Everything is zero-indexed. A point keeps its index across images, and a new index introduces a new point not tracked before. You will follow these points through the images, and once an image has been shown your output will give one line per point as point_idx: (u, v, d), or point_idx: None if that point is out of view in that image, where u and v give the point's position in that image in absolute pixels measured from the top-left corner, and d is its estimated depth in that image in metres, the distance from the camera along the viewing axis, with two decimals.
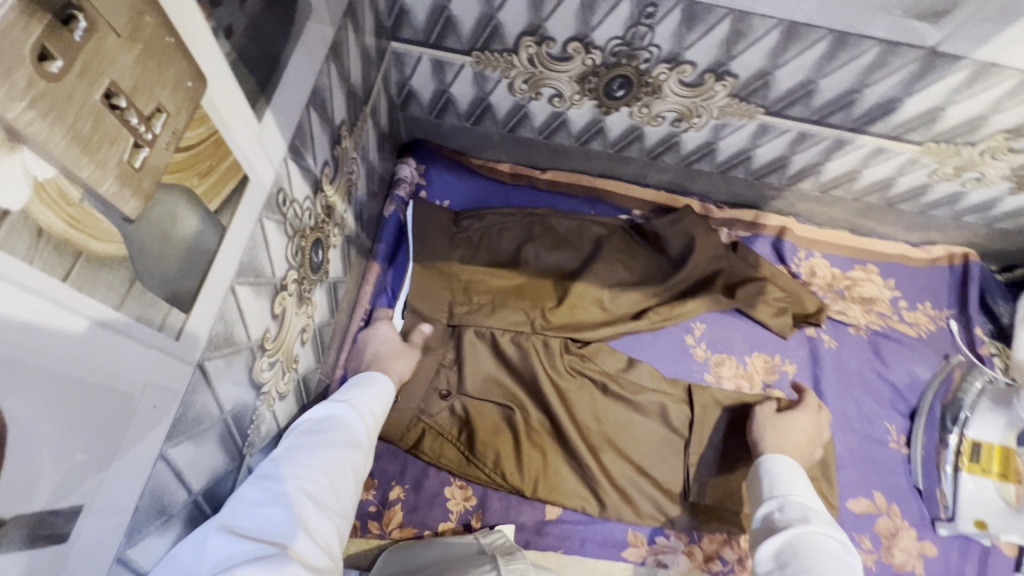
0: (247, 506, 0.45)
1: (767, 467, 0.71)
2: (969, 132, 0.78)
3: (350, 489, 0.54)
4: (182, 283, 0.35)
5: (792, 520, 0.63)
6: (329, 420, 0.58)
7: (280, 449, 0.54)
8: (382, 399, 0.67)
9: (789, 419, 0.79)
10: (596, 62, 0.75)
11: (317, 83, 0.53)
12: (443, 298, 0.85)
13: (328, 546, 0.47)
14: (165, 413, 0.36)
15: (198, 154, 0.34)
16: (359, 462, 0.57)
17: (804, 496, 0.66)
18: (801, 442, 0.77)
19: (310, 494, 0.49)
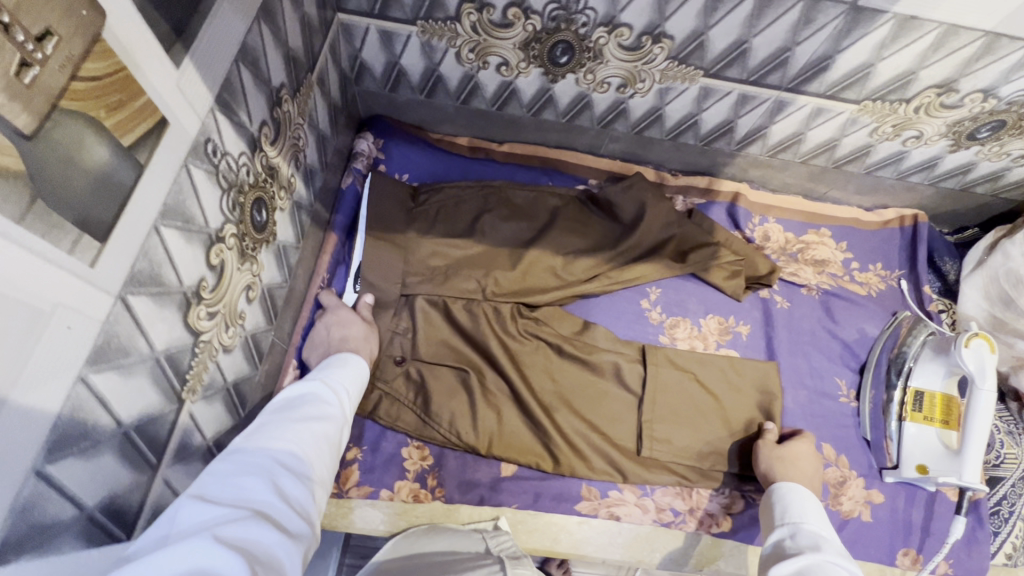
0: (221, 476, 0.48)
1: (780, 497, 0.73)
2: (901, 89, 0.80)
3: (325, 460, 0.58)
4: (93, 210, 0.37)
5: (801, 545, 0.64)
6: (303, 398, 0.62)
7: (254, 426, 0.57)
8: (356, 382, 0.71)
9: (789, 449, 0.80)
10: (537, 27, 0.77)
11: (247, 41, 0.54)
12: (397, 269, 0.85)
13: (304, 512, 0.50)
14: (82, 337, 0.38)
15: (103, 86, 0.36)
16: (333, 436, 0.61)
17: (817, 524, 0.67)
18: (809, 472, 0.79)
19: (283, 463, 0.52)
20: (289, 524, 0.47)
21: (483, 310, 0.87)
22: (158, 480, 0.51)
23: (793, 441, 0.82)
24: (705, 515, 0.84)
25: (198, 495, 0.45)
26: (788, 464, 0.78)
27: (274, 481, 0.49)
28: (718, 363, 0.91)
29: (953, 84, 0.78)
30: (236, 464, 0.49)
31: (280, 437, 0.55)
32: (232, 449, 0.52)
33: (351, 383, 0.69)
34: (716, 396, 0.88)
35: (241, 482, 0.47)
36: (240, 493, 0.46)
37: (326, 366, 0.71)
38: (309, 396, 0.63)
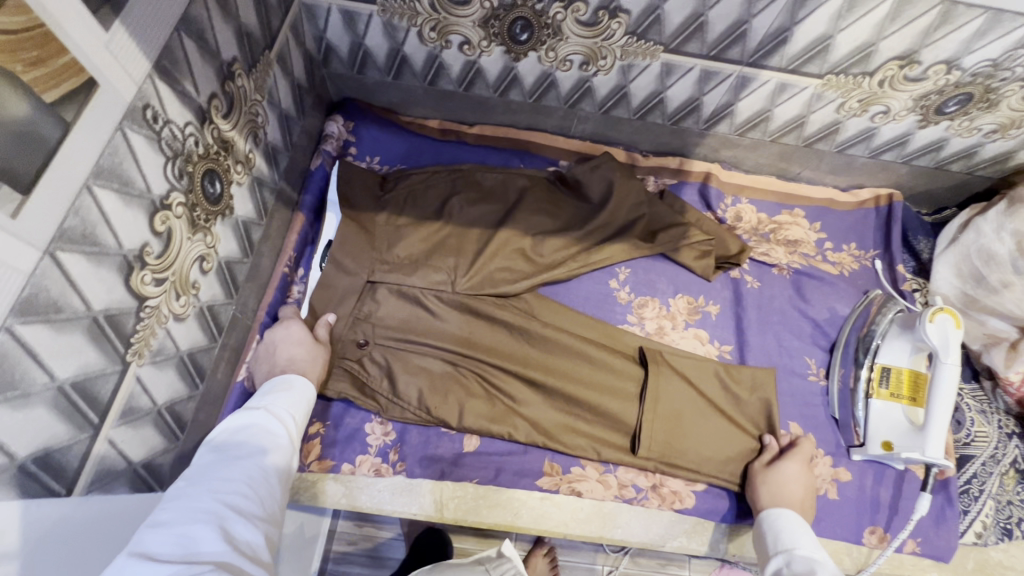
0: (167, 530, 0.48)
1: (770, 523, 0.74)
2: (863, 61, 0.79)
3: (275, 494, 0.59)
4: (13, 162, 0.38)
5: (798, 573, 0.65)
6: (247, 431, 0.62)
7: (195, 469, 0.56)
8: (303, 403, 0.71)
9: (784, 474, 0.79)
10: (494, 4, 0.78)
11: (189, 12, 0.55)
12: (366, 255, 0.85)
13: (259, 550, 0.52)
14: (5, 286, 0.39)
15: (18, 40, 0.37)
16: (281, 467, 0.62)
17: (809, 548, 0.69)
18: (805, 499, 0.78)
19: (234, 506, 0.53)
20: (246, 566, 0.49)
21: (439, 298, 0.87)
22: (102, 440, 0.52)
23: (791, 462, 0.80)
24: (669, 492, 0.83)
25: (142, 554, 0.45)
26: (778, 490, 0.78)
27: (224, 527, 0.50)
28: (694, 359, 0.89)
29: (915, 55, 0.77)
30: (181, 516, 0.50)
31: (226, 480, 0.55)
32: (175, 498, 0.52)
33: (298, 404, 0.69)
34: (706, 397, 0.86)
35: (188, 534, 0.48)
36: (189, 547, 0.47)
37: (269, 390, 0.70)
38: (254, 427, 0.63)
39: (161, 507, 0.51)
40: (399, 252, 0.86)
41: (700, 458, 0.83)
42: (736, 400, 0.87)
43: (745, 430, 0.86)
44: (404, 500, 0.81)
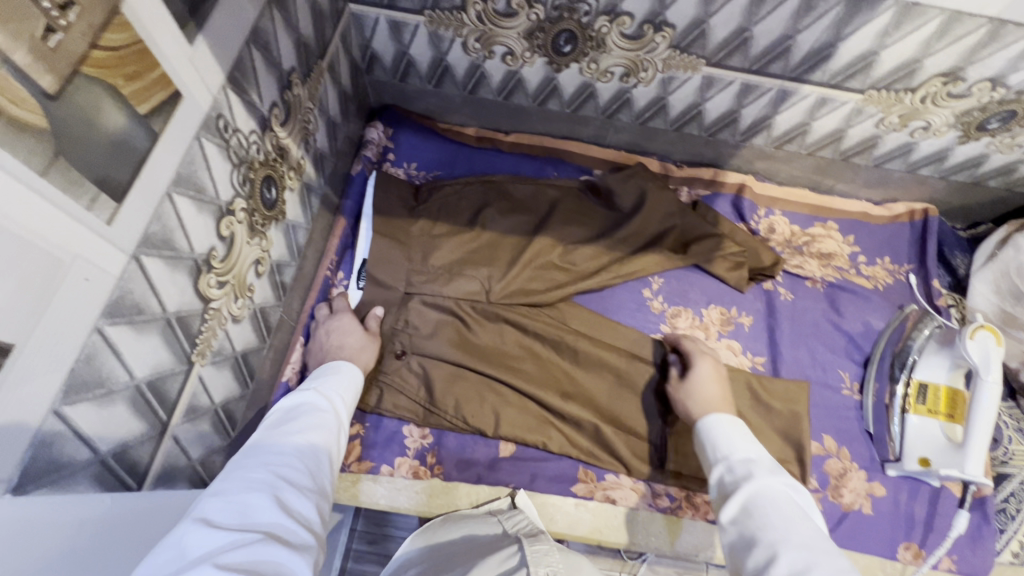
0: (224, 496, 0.48)
1: (706, 432, 0.70)
2: (907, 77, 0.80)
3: (326, 469, 0.59)
4: (111, 172, 0.40)
5: (738, 479, 0.61)
6: (298, 410, 0.63)
7: (251, 445, 0.57)
8: (350, 388, 0.72)
9: (694, 377, 0.80)
10: (540, 17, 0.79)
11: (259, 25, 0.57)
12: (401, 267, 0.87)
13: (310, 524, 0.51)
14: (98, 289, 0.41)
15: (121, 57, 0.39)
16: (330, 446, 0.62)
17: (747, 450, 0.64)
18: (724, 390, 0.78)
19: (286, 479, 0.53)
20: (298, 536, 0.49)
21: (472, 310, 0.88)
22: (168, 437, 0.54)
23: (700, 362, 0.81)
24: (703, 502, 0.84)
25: (202, 519, 0.46)
26: (696, 390, 0.78)
27: (278, 498, 0.50)
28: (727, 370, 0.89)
29: (960, 72, 0.78)
30: (238, 484, 0.50)
31: (278, 454, 0.55)
32: (231, 469, 0.52)
33: (346, 388, 0.71)
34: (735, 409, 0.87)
35: (244, 502, 0.48)
36: (245, 515, 0.47)
37: (319, 374, 0.72)
38: (305, 407, 0.64)
39: (218, 478, 0.52)
40: (435, 263, 0.88)
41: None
42: (766, 410, 0.88)
43: (772, 441, 0.86)
44: (440, 502, 0.82)
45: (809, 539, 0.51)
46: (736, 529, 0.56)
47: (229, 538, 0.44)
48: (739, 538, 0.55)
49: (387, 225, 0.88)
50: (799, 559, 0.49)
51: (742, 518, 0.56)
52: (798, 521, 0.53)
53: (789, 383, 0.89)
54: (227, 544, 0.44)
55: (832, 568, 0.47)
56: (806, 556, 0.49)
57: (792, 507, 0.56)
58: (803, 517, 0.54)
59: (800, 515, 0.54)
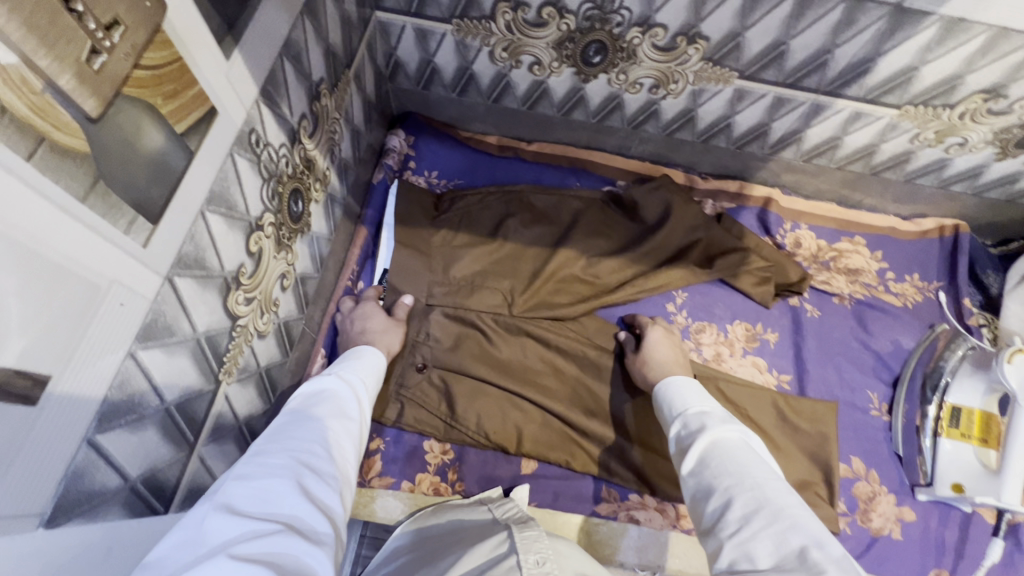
0: (245, 481, 0.46)
1: (667, 392, 0.70)
2: (946, 94, 0.78)
3: (349, 455, 0.56)
4: (148, 193, 0.39)
5: (692, 431, 0.60)
6: (321, 393, 0.61)
7: (274, 426, 0.55)
8: (369, 373, 0.69)
9: (648, 345, 0.81)
10: (571, 27, 0.78)
11: (291, 36, 0.56)
12: (422, 279, 0.86)
13: (333, 514, 0.49)
14: (133, 314, 0.40)
15: (160, 75, 0.38)
16: (353, 431, 0.59)
17: (702, 405, 0.64)
18: (676, 355, 0.80)
19: (309, 464, 0.50)
20: (319, 526, 0.46)
21: (494, 323, 0.86)
22: (195, 458, 0.53)
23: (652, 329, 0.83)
24: None
25: (224, 506, 0.43)
26: (652, 357, 0.79)
27: (300, 483, 0.47)
28: (753, 389, 0.88)
29: (1002, 89, 0.75)
30: (261, 467, 0.48)
31: (301, 438, 0.53)
32: (254, 451, 0.50)
33: (367, 373, 0.68)
34: (761, 428, 0.85)
35: (266, 487, 0.46)
36: (266, 503, 0.45)
37: (343, 359, 0.71)
38: (328, 391, 0.62)
39: (240, 460, 0.49)
40: (457, 275, 0.86)
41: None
42: (793, 430, 0.86)
43: (799, 462, 0.84)
44: None
45: (762, 481, 0.51)
46: (694, 480, 0.55)
47: (250, 528, 0.42)
48: (697, 488, 0.55)
49: (409, 235, 0.87)
50: (754, 504, 0.49)
51: (698, 469, 0.56)
52: (749, 464, 0.53)
53: (816, 403, 0.87)
54: (245, 534, 0.41)
55: (782, 510, 0.48)
56: (758, 500, 0.49)
57: (746, 451, 0.55)
58: (756, 461, 0.54)
59: (753, 458, 0.54)
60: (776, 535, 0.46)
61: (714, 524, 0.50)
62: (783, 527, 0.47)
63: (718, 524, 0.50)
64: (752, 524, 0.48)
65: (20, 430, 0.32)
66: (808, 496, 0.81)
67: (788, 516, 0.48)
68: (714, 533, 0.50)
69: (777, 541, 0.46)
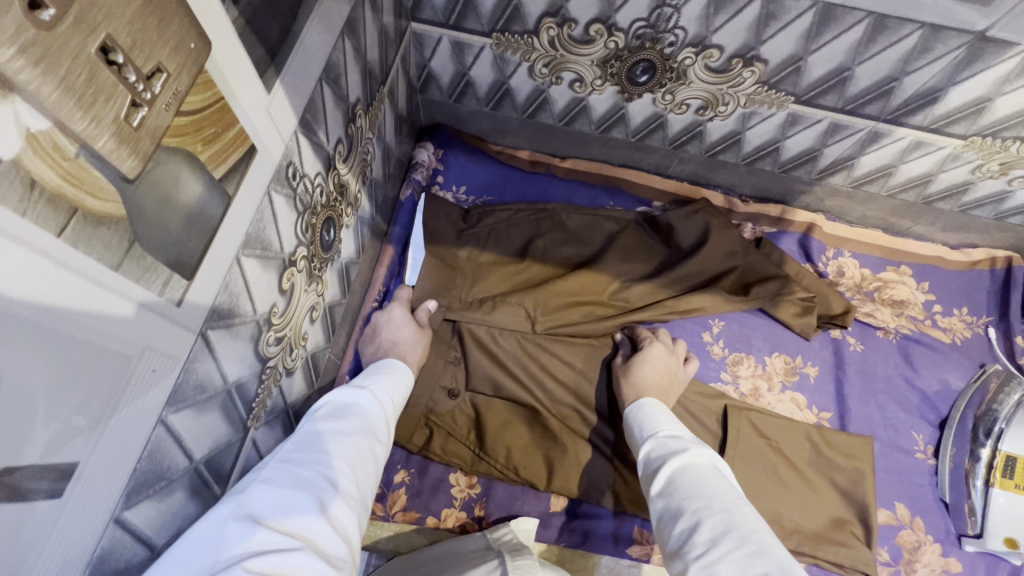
0: (270, 488, 0.42)
1: (634, 416, 0.66)
2: (1018, 126, 0.73)
3: (371, 477, 0.51)
4: (184, 248, 0.35)
5: (665, 453, 0.56)
6: (353, 403, 0.56)
7: (302, 431, 0.50)
8: (400, 388, 0.64)
9: (637, 360, 0.76)
10: (619, 45, 0.73)
11: (331, 58, 0.52)
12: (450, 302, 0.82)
13: (352, 539, 0.43)
14: (165, 378, 0.36)
15: (202, 119, 0.34)
16: (381, 448, 0.54)
17: (673, 428, 0.60)
18: (660, 379, 0.74)
19: (334, 480, 0.45)
20: (337, 552, 0.40)
21: (516, 343, 0.81)
22: None
23: (651, 344, 0.78)
24: None
25: (245, 516, 0.39)
26: (636, 374, 0.74)
27: (321, 500, 0.43)
28: (795, 428, 0.83)
29: None
30: (286, 475, 0.43)
31: (330, 450, 0.48)
32: (280, 456, 0.46)
33: (396, 391, 0.62)
34: (800, 470, 0.81)
35: (289, 499, 0.41)
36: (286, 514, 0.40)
37: (374, 371, 0.65)
38: (360, 403, 0.56)
39: (265, 464, 0.45)
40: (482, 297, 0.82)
41: (790, 532, 0.77)
42: (836, 471, 0.81)
43: (841, 507, 0.80)
44: None
45: (731, 505, 0.48)
46: (662, 502, 0.52)
47: (269, 540, 0.38)
48: (664, 511, 0.51)
49: (437, 256, 0.83)
50: (721, 527, 0.46)
51: (667, 489, 0.52)
52: (716, 487, 0.50)
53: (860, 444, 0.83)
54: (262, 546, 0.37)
55: (751, 535, 0.45)
56: (727, 522, 0.46)
57: (717, 476, 0.52)
58: (728, 486, 0.51)
59: (721, 482, 0.51)
60: (742, 558, 0.43)
61: (681, 548, 0.46)
62: (750, 552, 0.43)
63: (684, 546, 0.46)
64: (720, 547, 0.44)
65: (43, 527, 0.29)
66: (843, 535, 0.78)
67: (756, 540, 0.44)
68: (679, 557, 0.46)
69: (742, 565, 0.42)
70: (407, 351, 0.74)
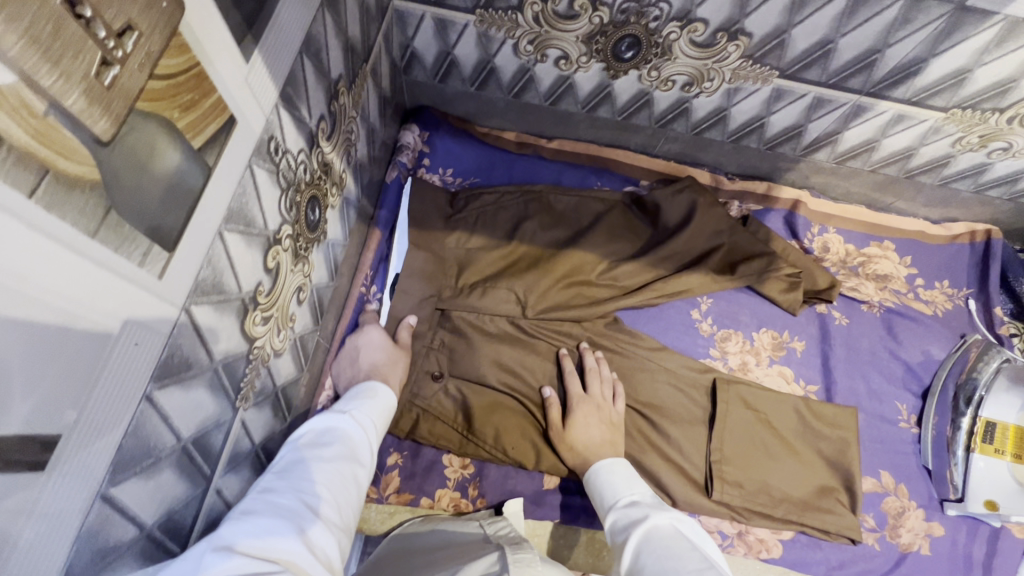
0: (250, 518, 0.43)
1: (597, 481, 0.68)
2: (997, 97, 0.74)
3: (353, 504, 0.52)
4: (163, 218, 0.34)
5: (630, 523, 0.58)
6: (333, 430, 0.56)
7: (282, 463, 0.51)
8: (384, 411, 0.64)
9: (575, 427, 0.74)
10: (604, 20, 0.73)
11: (311, 31, 0.51)
12: (440, 283, 0.82)
13: (331, 563, 0.44)
14: (149, 352, 0.36)
15: (178, 84, 0.33)
16: (363, 475, 0.55)
17: (633, 495, 0.63)
18: (603, 437, 0.74)
19: (313, 507, 0.46)
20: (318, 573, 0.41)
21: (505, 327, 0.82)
22: (212, 491, 0.50)
23: (577, 407, 0.75)
24: (755, 540, 0.80)
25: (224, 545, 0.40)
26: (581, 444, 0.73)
27: (301, 527, 0.44)
28: (785, 401, 0.84)
29: None
30: (266, 506, 0.44)
31: (310, 479, 0.49)
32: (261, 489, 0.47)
33: (381, 416, 0.63)
34: (787, 440, 0.82)
35: (268, 525, 0.42)
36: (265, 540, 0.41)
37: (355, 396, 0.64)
38: (340, 430, 0.56)
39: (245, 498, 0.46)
40: (468, 278, 0.82)
41: (777, 500, 0.79)
42: (821, 440, 0.83)
43: (828, 475, 0.81)
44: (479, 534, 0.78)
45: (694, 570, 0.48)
46: None
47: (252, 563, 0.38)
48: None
49: (424, 237, 0.82)
50: None
51: (635, 564, 0.52)
52: (680, 554, 0.51)
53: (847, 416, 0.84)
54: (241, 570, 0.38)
55: None
56: None
57: (678, 542, 0.53)
58: (691, 549, 0.51)
59: (685, 545, 0.52)
60: None
61: None
62: None
63: None
64: None
65: (25, 502, 0.28)
66: (829, 503, 0.79)
67: None
68: None
69: None
70: (389, 374, 0.73)
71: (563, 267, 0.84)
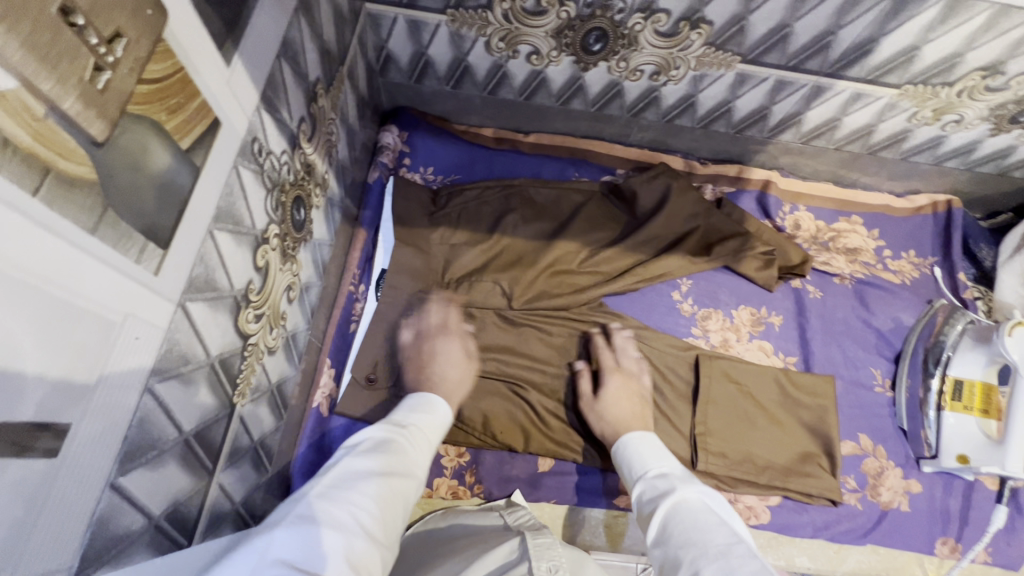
0: (306, 527, 0.42)
1: (623, 453, 0.67)
2: (945, 72, 0.78)
3: (399, 521, 0.50)
4: (157, 217, 0.36)
5: (658, 494, 0.57)
6: (390, 444, 0.55)
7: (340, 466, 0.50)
8: (434, 429, 0.63)
9: (606, 396, 0.76)
10: (571, 15, 0.75)
11: (288, 35, 0.53)
12: (427, 278, 0.84)
13: None
14: (148, 346, 0.37)
15: (165, 88, 0.35)
16: (411, 494, 0.53)
17: (661, 465, 0.62)
18: (633, 407, 0.75)
19: (364, 524, 0.45)
20: None
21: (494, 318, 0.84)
22: (215, 485, 0.51)
23: (610, 377, 0.78)
24: (744, 507, 0.83)
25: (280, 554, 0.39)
26: (608, 413, 0.75)
27: (352, 544, 0.42)
28: (767, 373, 0.88)
29: (1000, 66, 0.76)
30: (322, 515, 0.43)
31: (365, 492, 0.48)
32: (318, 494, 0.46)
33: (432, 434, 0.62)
34: (769, 410, 0.85)
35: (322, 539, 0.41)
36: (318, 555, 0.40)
37: (411, 410, 0.63)
38: (396, 444, 0.55)
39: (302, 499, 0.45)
40: (454, 271, 0.84)
41: (761, 468, 0.82)
42: (800, 407, 0.86)
43: (808, 441, 0.85)
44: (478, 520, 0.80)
45: (726, 548, 0.47)
46: (661, 551, 0.51)
47: None
48: (664, 562, 0.50)
49: (409, 234, 0.84)
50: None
51: (663, 537, 0.52)
52: (709, 527, 0.50)
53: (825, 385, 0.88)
54: None
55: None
56: (724, 568, 0.44)
57: (709, 515, 0.52)
58: (722, 524, 0.50)
59: (713, 520, 0.51)
60: None
61: None
62: None
63: None
64: None
65: (41, 487, 0.30)
66: (811, 467, 0.83)
67: None
68: None
69: None
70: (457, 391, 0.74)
71: (547, 256, 0.86)
